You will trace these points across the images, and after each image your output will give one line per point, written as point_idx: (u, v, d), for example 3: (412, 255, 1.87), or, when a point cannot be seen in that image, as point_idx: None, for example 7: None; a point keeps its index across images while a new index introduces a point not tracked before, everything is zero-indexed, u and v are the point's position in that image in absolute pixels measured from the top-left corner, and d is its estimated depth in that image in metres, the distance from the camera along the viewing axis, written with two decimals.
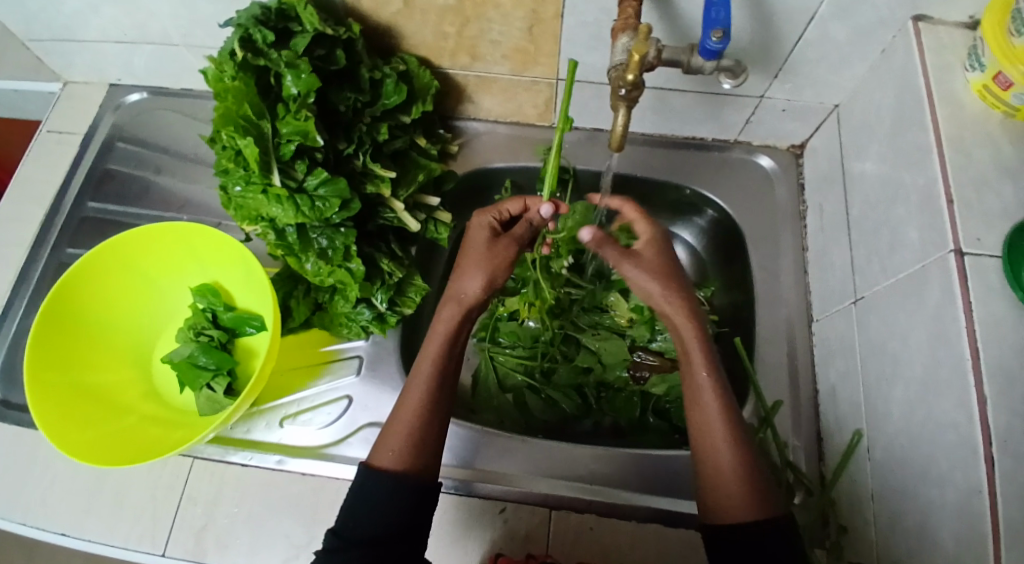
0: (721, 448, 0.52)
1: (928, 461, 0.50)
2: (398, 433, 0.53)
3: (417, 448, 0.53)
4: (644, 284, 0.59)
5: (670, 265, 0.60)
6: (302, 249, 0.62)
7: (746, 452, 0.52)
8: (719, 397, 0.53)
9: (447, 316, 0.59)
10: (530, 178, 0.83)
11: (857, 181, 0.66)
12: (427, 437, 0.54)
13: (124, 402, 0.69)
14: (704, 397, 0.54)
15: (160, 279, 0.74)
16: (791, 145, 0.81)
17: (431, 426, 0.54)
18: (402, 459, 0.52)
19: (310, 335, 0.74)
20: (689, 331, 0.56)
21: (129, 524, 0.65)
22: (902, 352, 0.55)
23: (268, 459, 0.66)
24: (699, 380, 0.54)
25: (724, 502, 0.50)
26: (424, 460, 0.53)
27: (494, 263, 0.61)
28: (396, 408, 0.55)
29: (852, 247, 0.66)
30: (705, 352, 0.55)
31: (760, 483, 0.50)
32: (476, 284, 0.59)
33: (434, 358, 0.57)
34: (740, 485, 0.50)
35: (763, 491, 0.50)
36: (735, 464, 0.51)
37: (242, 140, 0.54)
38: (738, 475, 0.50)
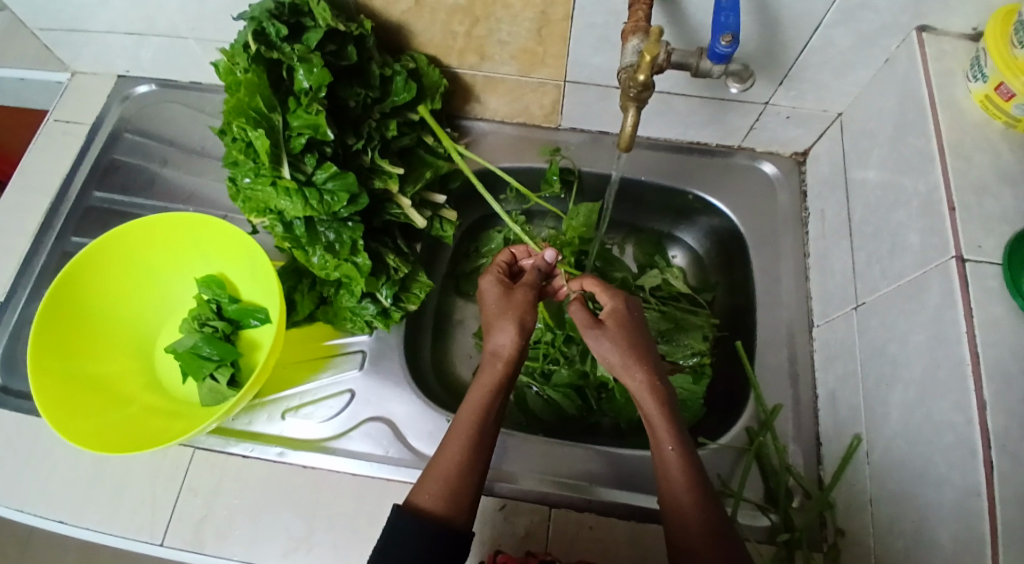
0: (690, 519, 0.52)
1: (926, 464, 0.51)
2: (440, 475, 0.53)
3: (456, 491, 0.53)
4: (606, 354, 0.60)
5: (633, 337, 0.60)
6: (309, 242, 0.62)
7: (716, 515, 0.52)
8: (687, 471, 0.54)
9: (488, 371, 0.59)
10: (535, 178, 0.83)
11: (858, 189, 0.67)
12: (467, 481, 0.53)
13: (126, 391, 0.69)
14: (671, 471, 0.54)
15: (165, 270, 0.75)
16: (793, 152, 0.81)
17: (474, 470, 0.54)
18: (441, 499, 0.52)
19: (313, 328, 0.74)
20: (652, 406, 0.57)
21: (128, 513, 0.65)
22: (901, 356, 0.55)
23: (269, 451, 0.67)
24: (666, 455, 0.55)
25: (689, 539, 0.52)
26: (463, 502, 0.53)
27: (521, 311, 0.62)
28: (440, 450, 0.55)
29: (853, 253, 0.67)
30: (671, 427, 0.56)
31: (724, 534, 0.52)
32: (509, 336, 0.60)
33: (474, 411, 0.57)
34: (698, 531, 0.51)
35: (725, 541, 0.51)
36: (704, 532, 0.51)
37: (252, 132, 0.55)
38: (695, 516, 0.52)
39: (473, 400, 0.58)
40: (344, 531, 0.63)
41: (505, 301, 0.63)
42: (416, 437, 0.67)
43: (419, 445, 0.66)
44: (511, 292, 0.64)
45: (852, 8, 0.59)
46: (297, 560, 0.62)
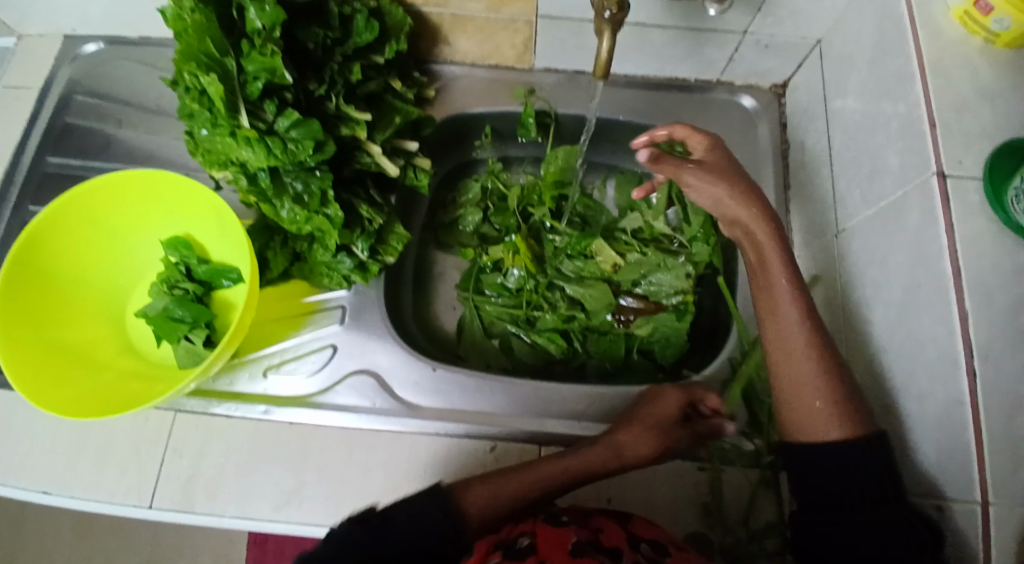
0: (832, 425, 0.50)
1: (908, 381, 0.51)
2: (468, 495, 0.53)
3: (491, 507, 0.53)
4: (706, 190, 0.61)
5: (724, 167, 0.63)
6: (276, 195, 0.59)
7: (851, 406, 0.51)
8: (819, 367, 0.52)
9: (598, 454, 0.58)
10: (510, 123, 0.82)
11: (838, 117, 0.66)
12: (502, 503, 0.54)
13: (100, 357, 0.67)
14: (803, 370, 0.52)
15: (130, 233, 0.72)
16: (773, 84, 0.80)
17: (501, 500, 0.54)
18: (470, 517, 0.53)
19: (290, 286, 0.72)
20: (775, 257, 0.56)
21: (115, 478, 0.64)
22: (882, 279, 0.56)
23: (253, 409, 0.66)
24: (794, 339, 0.53)
25: (809, 424, 0.51)
26: (481, 512, 0.53)
27: (641, 435, 0.59)
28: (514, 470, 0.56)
29: (834, 181, 0.66)
30: (803, 312, 0.54)
31: (851, 400, 0.51)
32: (644, 451, 0.58)
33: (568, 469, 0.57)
34: (829, 403, 0.51)
35: (853, 409, 0.51)
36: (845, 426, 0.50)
37: (205, 77, 0.52)
38: (831, 407, 0.51)
39: (573, 462, 0.57)
40: (337, 483, 0.63)
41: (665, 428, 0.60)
42: (403, 387, 0.68)
43: (407, 395, 0.67)
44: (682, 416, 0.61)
45: None
46: (291, 513, 0.62)
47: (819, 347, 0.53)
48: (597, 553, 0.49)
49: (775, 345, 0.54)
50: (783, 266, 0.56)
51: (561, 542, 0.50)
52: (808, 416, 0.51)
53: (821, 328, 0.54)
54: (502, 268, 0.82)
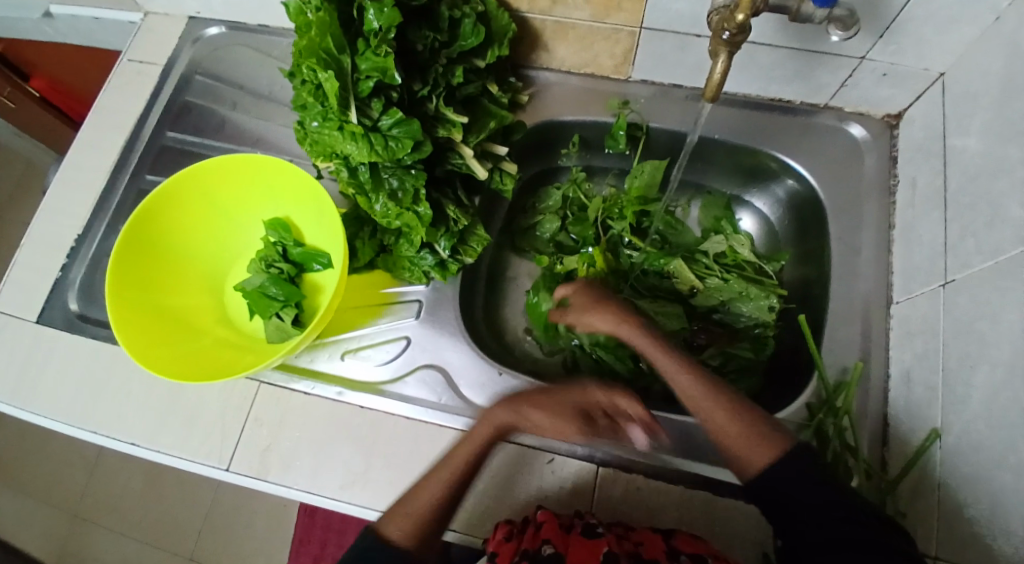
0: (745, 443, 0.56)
1: (1007, 452, 0.48)
2: (406, 510, 0.58)
3: (416, 530, 0.57)
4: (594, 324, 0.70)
5: (598, 296, 0.71)
6: (373, 189, 0.62)
7: (748, 417, 0.58)
8: (706, 396, 0.60)
9: (482, 434, 0.61)
10: (598, 132, 0.81)
11: (956, 158, 0.62)
12: (433, 520, 0.58)
13: (199, 323, 0.72)
14: (699, 403, 0.60)
15: (236, 211, 0.76)
16: (885, 113, 0.75)
17: (440, 514, 0.58)
18: (408, 533, 0.57)
19: (372, 275, 0.75)
20: (656, 350, 0.64)
21: (198, 438, 0.69)
22: (990, 337, 0.52)
23: (328, 389, 0.69)
24: (683, 387, 0.61)
25: (742, 453, 0.56)
26: (422, 532, 0.57)
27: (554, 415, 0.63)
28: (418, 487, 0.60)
29: (945, 226, 0.62)
30: (686, 366, 0.62)
31: (758, 423, 0.57)
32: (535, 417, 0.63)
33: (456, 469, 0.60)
34: (742, 438, 0.57)
35: (766, 432, 0.57)
36: (735, 432, 0.57)
37: (323, 73, 0.54)
38: (743, 433, 0.57)
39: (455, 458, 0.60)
40: (400, 472, 0.65)
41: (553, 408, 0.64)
42: (469, 387, 0.68)
43: (472, 394, 0.68)
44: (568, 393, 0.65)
45: None
46: (354, 494, 0.65)
47: (718, 397, 0.59)
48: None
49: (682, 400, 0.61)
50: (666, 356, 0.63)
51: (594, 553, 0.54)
52: (735, 451, 0.57)
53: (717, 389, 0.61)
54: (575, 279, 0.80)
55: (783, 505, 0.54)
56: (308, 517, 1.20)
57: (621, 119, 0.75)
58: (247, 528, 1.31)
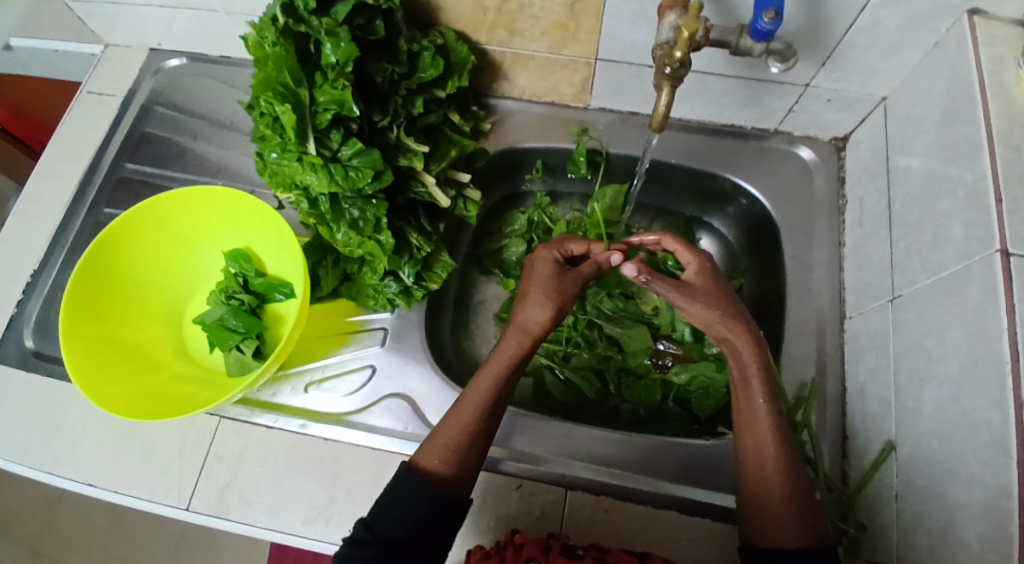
0: (780, 501, 0.53)
1: (957, 462, 0.49)
2: (446, 440, 0.55)
3: (457, 454, 0.55)
4: (699, 310, 0.62)
5: (716, 287, 0.64)
6: (334, 218, 0.62)
7: (797, 478, 0.54)
8: (773, 429, 0.56)
9: (511, 343, 0.61)
10: (560, 158, 0.83)
11: (899, 179, 0.65)
12: (471, 452, 0.55)
13: (157, 358, 0.71)
14: (760, 423, 0.56)
15: (195, 242, 0.75)
16: (832, 136, 0.78)
17: (475, 448, 0.56)
18: (448, 463, 0.54)
19: (336, 303, 0.75)
20: (751, 358, 0.59)
21: (156, 476, 0.67)
22: (937, 351, 0.54)
23: (291, 422, 0.68)
24: (756, 405, 0.57)
25: (774, 516, 0.53)
26: (461, 464, 0.55)
27: (563, 296, 0.63)
28: (449, 415, 0.57)
29: (891, 244, 0.64)
30: (764, 383, 0.58)
31: (807, 509, 0.53)
32: (542, 315, 0.62)
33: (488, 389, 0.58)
34: (786, 504, 0.53)
35: (809, 517, 0.52)
36: (783, 490, 0.53)
37: (280, 107, 0.55)
38: (787, 499, 0.53)
39: (483, 380, 0.59)
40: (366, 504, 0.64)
41: (555, 282, 0.64)
42: (434, 414, 0.68)
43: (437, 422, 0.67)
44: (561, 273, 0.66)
45: None
46: (317, 528, 0.63)
47: (785, 453, 0.55)
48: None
49: (743, 414, 0.58)
50: (762, 386, 0.58)
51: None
52: (768, 514, 0.53)
53: (792, 443, 0.56)
54: None
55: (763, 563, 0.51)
56: (277, 551, 1.17)
57: (580, 144, 0.77)
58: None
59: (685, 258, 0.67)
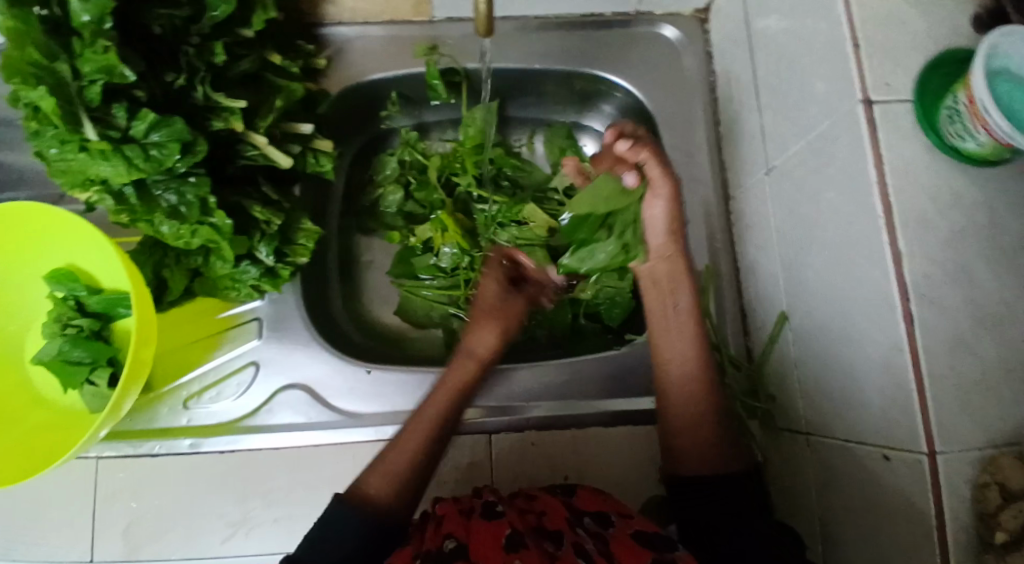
0: (704, 441, 0.56)
1: (848, 325, 0.49)
2: (393, 467, 0.53)
3: (405, 488, 0.53)
4: (648, 236, 0.59)
5: (674, 207, 0.58)
6: (147, 212, 0.52)
7: (722, 426, 0.57)
8: (700, 373, 0.58)
9: (460, 370, 0.60)
10: (416, 86, 0.75)
11: (760, 42, 0.61)
12: (415, 476, 0.54)
13: (2, 414, 0.61)
14: (676, 370, 0.58)
15: (9, 271, 0.64)
16: (693, 9, 0.73)
17: (417, 476, 0.54)
18: (390, 490, 0.52)
19: (198, 304, 0.66)
20: (685, 297, 0.60)
21: (49, 534, 0.60)
22: (815, 217, 0.53)
23: (178, 445, 0.61)
24: (683, 353, 0.58)
25: (686, 462, 0.56)
26: (405, 495, 0.53)
27: (507, 318, 0.65)
28: (399, 437, 0.55)
29: (761, 113, 0.62)
30: (699, 335, 0.59)
31: (729, 435, 0.57)
32: (491, 339, 0.63)
33: (430, 420, 0.56)
34: (706, 436, 0.56)
35: (733, 444, 0.56)
36: (708, 423, 0.56)
37: (33, 92, 0.45)
38: (714, 444, 0.56)
39: (438, 398, 0.58)
40: (284, 505, 0.60)
41: (500, 305, 0.65)
42: (338, 396, 0.63)
43: (344, 403, 0.63)
44: (508, 294, 0.67)
45: None
46: (239, 543, 0.59)
47: (708, 392, 0.57)
48: (540, 542, 0.48)
49: (659, 339, 0.60)
50: (690, 295, 0.60)
51: (497, 536, 0.48)
52: (689, 449, 0.57)
53: (715, 377, 0.58)
54: (434, 248, 0.76)
55: (682, 494, 0.56)
56: None
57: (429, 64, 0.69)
58: None
59: (654, 175, 0.57)
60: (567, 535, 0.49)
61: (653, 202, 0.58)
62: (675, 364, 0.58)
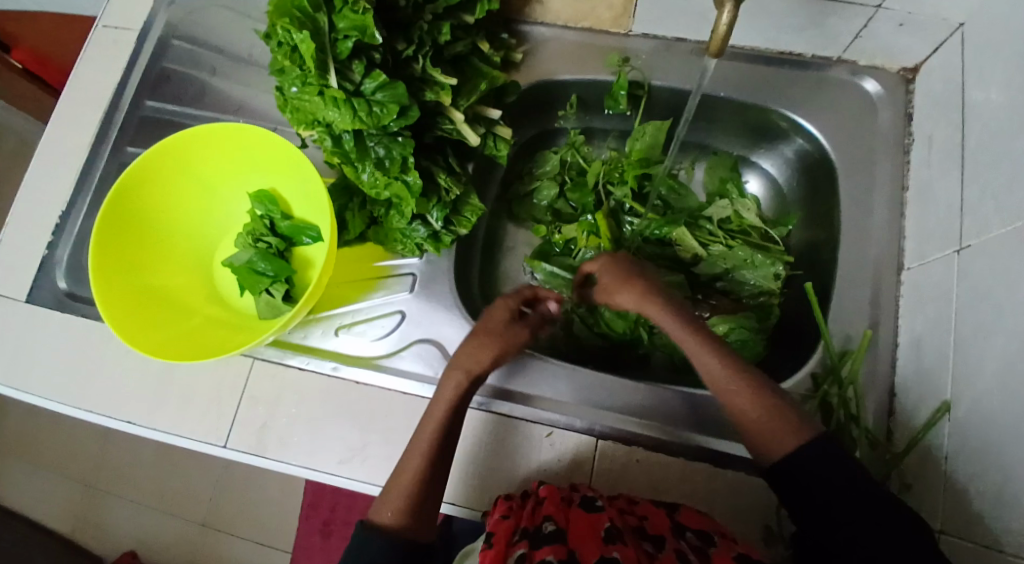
0: (750, 408, 0.53)
1: (1022, 427, 0.46)
2: (401, 490, 0.55)
3: (414, 507, 0.55)
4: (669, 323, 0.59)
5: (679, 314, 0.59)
6: (359, 158, 0.59)
7: (772, 393, 0.53)
8: (722, 361, 0.55)
9: (451, 383, 0.59)
10: (597, 91, 0.77)
11: (978, 113, 0.58)
12: (427, 500, 0.56)
13: (189, 301, 0.71)
14: (705, 356, 0.56)
15: (218, 183, 0.74)
16: (902, 67, 0.71)
17: (427, 495, 0.56)
18: (399, 514, 0.55)
19: (363, 249, 0.73)
20: (693, 343, 0.56)
21: (194, 417, 0.68)
22: (1007, 306, 0.49)
23: (323, 366, 0.68)
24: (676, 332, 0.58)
25: (770, 440, 0.51)
26: (418, 519, 0.55)
27: (503, 346, 0.61)
28: (404, 458, 0.57)
29: (962, 186, 0.58)
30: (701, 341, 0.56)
31: (787, 414, 0.52)
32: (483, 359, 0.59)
33: (448, 400, 0.58)
34: (779, 419, 0.51)
35: (798, 420, 0.52)
36: (759, 411, 0.52)
37: (297, 34, 0.51)
38: (770, 414, 0.52)
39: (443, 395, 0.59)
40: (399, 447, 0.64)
41: (501, 331, 0.62)
42: None
43: None
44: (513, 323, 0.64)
45: None
46: (353, 468, 0.64)
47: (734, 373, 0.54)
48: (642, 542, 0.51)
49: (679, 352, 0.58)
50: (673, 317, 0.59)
51: (594, 527, 0.51)
52: (757, 433, 0.52)
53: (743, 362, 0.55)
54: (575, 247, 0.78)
55: (794, 478, 0.49)
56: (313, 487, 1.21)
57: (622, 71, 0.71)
58: (257, 493, 1.33)
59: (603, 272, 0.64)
60: (669, 540, 0.51)
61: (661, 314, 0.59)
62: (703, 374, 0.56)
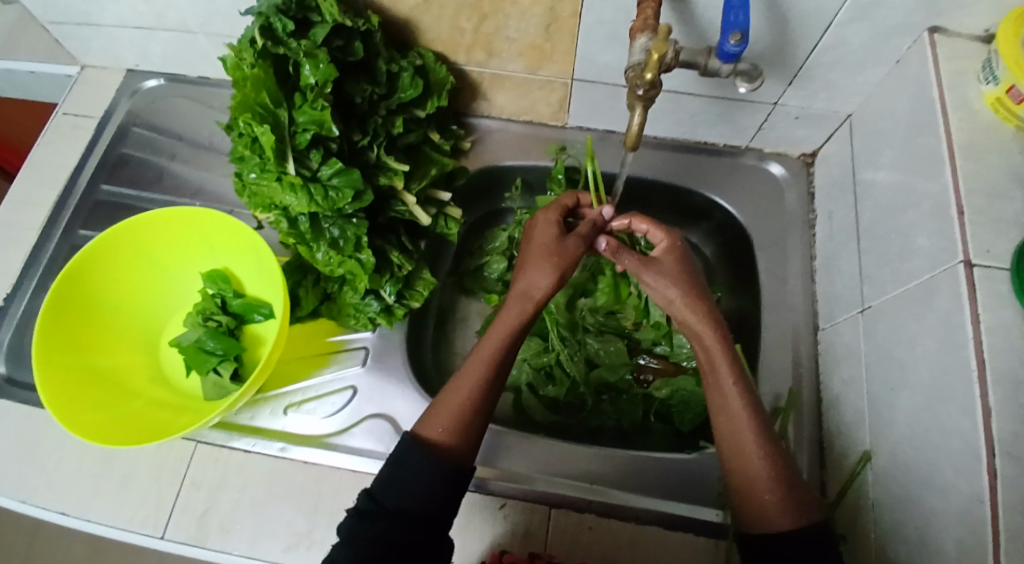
0: (754, 460, 0.52)
1: (932, 470, 0.50)
2: (450, 411, 0.55)
3: (463, 430, 0.54)
4: (666, 290, 0.60)
5: (688, 279, 0.61)
6: (313, 238, 0.62)
7: (780, 459, 0.52)
8: (747, 408, 0.54)
9: (514, 310, 0.59)
10: (539, 175, 0.84)
11: (867, 192, 0.67)
12: (474, 420, 0.55)
13: (131, 384, 0.69)
14: (733, 407, 0.54)
15: (172, 264, 0.74)
16: (802, 153, 0.81)
17: (477, 416, 0.55)
18: (450, 432, 0.54)
19: (316, 324, 0.75)
20: (714, 344, 0.57)
21: (134, 505, 0.65)
22: (908, 359, 0.55)
23: (271, 447, 0.67)
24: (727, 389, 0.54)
25: (766, 510, 0.50)
26: (465, 441, 0.54)
27: (564, 260, 0.62)
28: (454, 382, 0.56)
29: (861, 256, 0.66)
30: (731, 363, 0.56)
31: (795, 491, 0.51)
32: (546, 279, 0.60)
33: (497, 343, 0.58)
34: (783, 491, 0.50)
35: (800, 500, 0.50)
36: (765, 472, 0.51)
37: (258, 127, 0.55)
38: (774, 483, 0.50)
39: (493, 336, 0.58)
40: None
41: (555, 247, 0.62)
42: None
43: None
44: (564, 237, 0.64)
45: (864, 7, 0.58)
46: (298, 556, 0.62)
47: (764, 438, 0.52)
48: None
49: (707, 382, 0.56)
50: (731, 370, 0.55)
51: None
52: (754, 502, 0.50)
53: (775, 441, 0.53)
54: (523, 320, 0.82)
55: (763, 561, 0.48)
56: None
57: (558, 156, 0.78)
58: None
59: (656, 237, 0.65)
60: None
61: (663, 284, 0.61)
62: (720, 411, 0.55)
